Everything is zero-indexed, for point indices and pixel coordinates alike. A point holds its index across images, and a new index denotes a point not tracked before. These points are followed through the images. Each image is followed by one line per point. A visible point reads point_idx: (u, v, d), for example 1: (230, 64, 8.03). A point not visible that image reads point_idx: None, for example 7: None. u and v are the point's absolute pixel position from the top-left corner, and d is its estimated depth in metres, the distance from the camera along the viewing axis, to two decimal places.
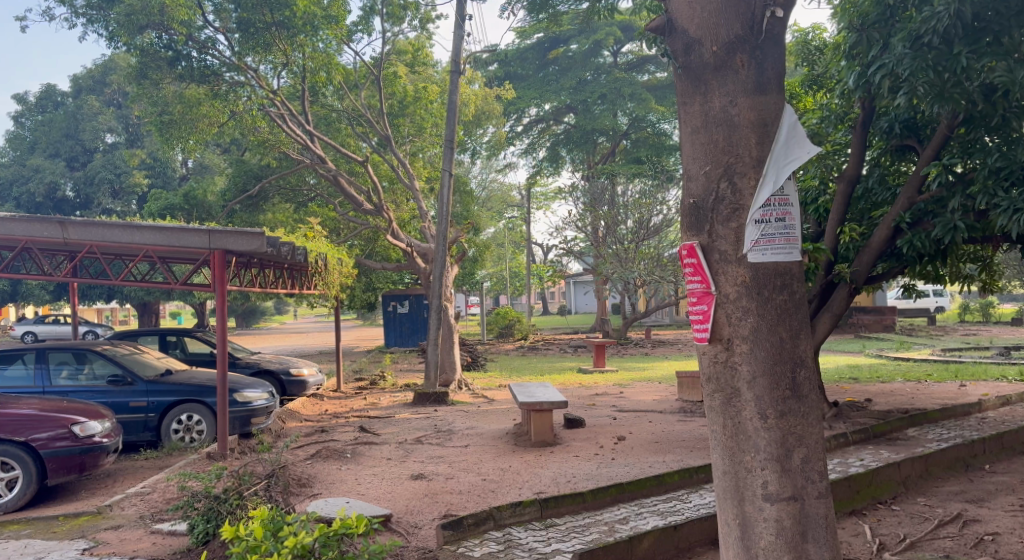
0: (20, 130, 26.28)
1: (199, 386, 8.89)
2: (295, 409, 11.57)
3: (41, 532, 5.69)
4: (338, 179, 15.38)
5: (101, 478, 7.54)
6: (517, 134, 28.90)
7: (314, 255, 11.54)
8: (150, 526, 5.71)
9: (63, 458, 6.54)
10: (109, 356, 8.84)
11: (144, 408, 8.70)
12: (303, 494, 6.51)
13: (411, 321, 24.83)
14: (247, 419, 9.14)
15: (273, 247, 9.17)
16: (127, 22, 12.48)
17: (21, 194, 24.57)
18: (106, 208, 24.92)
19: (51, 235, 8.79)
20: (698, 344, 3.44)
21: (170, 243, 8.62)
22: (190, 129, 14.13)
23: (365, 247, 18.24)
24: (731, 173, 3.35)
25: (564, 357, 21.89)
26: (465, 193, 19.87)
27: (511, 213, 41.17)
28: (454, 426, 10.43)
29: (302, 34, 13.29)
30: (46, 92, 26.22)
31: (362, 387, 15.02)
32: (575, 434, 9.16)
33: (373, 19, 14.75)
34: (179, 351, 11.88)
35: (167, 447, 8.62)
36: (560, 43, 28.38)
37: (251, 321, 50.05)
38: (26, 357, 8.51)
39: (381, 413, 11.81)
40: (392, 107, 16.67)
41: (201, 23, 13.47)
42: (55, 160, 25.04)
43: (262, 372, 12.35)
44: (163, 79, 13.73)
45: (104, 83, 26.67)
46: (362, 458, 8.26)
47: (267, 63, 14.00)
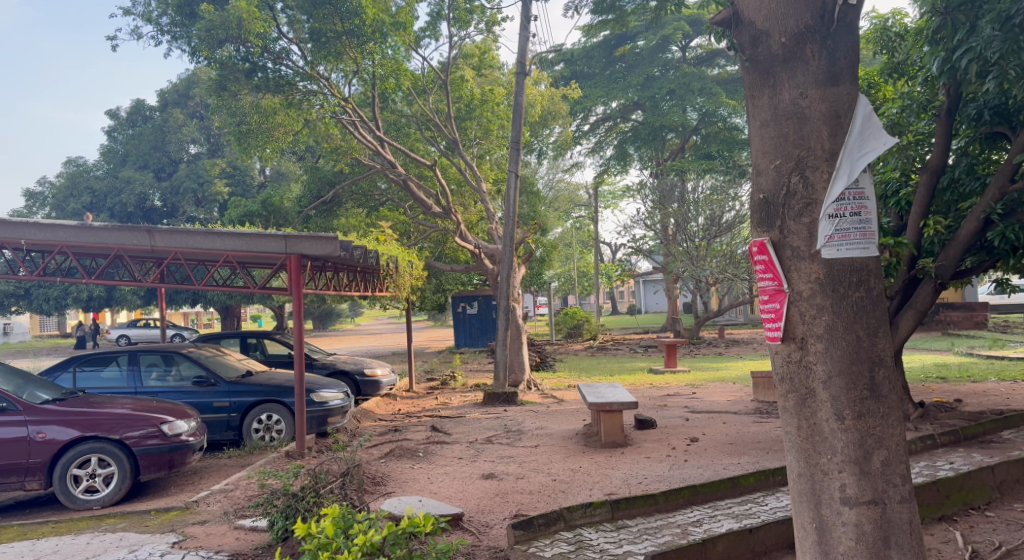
0: (112, 144, 27.72)
1: (278, 387, 9.23)
2: (368, 409, 11.85)
3: (134, 526, 6.01)
4: (407, 183, 15.71)
5: (189, 475, 7.93)
6: (584, 133, 28.86)
7: (385, 258, 11.73)
8: (234, 522, 5.95)
9: (153, 455, 6.91)
10: (194, 358, 9.27)
11: (227, 408, 9.08)
12: (378, 492, 6.66)
13: (480, 322, 25.04)
14: (324, 419, 9.41)
15: (346, 251, 9.38)
16: (207, 37, 13.13)
17: (114, 205, 26.05)
18: (190, 216, 26.19)
19: (139, 243, 9.29)
20: (771, 343, 3.34)
21: (249, 248, 8.95)
22: (267, 137, 14.88)
23: (434, 249, 18.51)
24: (802, 167, 3.24)
25: (634, 358, 21.70)
26: (532, 193, 19.93)
27: (578, 212, 41.01)
28: (524, 426, 10.45)
29: (372, 41, 13.63)
30: (135, 107, 27.60)
31: (432, 388, 15.23)
32: (647, 435, 9.04)
33: (440, 24, 15.05)
34: (259, 353, 12.34)
35: (248, 446, 8.98)
36: (627, 40, 28.06)
37: (327, 323, 51.83)
38: (120, 359, 9.02)
39: (452, 412, 11.97)
40: (459, 111, 16.95)
41: (276, 35, 14.01)
42: (144, 171, 26.47)
43: (337, 373, 12.69)
44: (241, 90, 14.31)
45: (188, 96, 27.81)
46: (434, 457, 8.39)
47: (337, 72, 14.40)
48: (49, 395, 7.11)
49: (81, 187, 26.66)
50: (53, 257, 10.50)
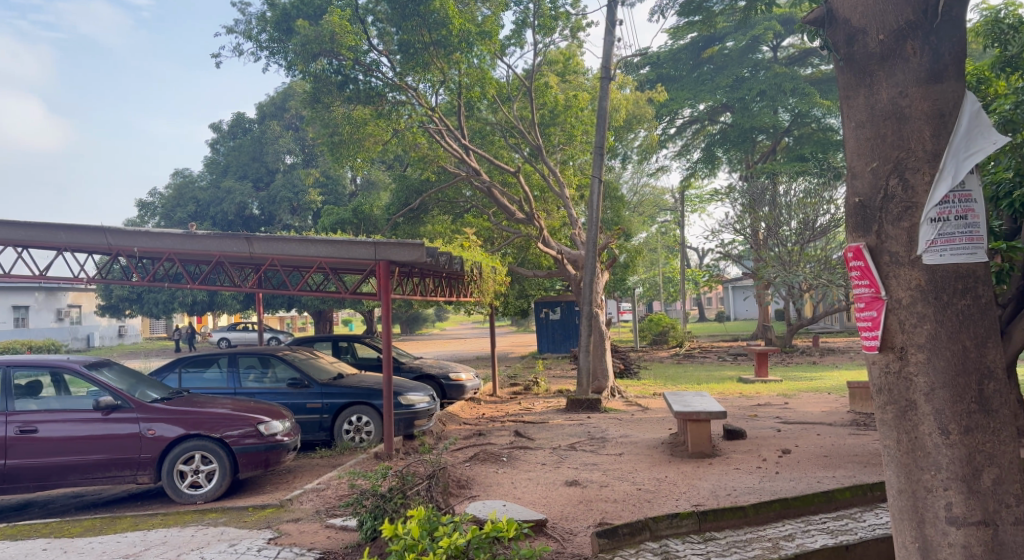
0: (215, 155, 29.32)
1: (367, 389, 9.52)
2: (454, 413, 12.04)
3: (235, 521, 6.33)
4: (492, 190, 15.91)
5: (284, 474, 8.29)
6: (670, 136, 28.41)
7: (470, 263, 11.89)
8: (325, 520, 6.17)
9: (251, 454, 7.27)
10: (289, 360, 9.68)
11: (319, 409, 9.43)
12: (462, 496, 6.75)
13: (563, 328, 25.00)
14: (410, 422, 9.62)
15: (433, 257, 9.56)
16: (303, 51, 13.73)
17: (216, 213, 27.59)
18: (286, 224, 27.38)
19: (239, 250, 9.76)
20: (867, 353, 3.17)
21: (340, 255, 9.27)
22: (358, 147, 15.31)
23: (517, 255, 18.64)
24: (901, 169, 3.08)
25: (722, 366, 21.13)
26: (616, 198, 19.76)
27: (664, 217, 40.34)
28: (608, 433, 10.34)
29: (458, 51, 13.93)
30: (236, 120, 29.11)
31: (516, 393, 15.33)
32: (736, 446, 8.77)
33: (525, 32, 15.16)
34: (350, 356, 12.76)
35: (339, 446, 9.30)
36: (716, 41, 27.41)
37: (414, 328, 53.01)
38: (220, 361, 9.55)
39: (536, 418, 11.98)
40: (543, 117, 17.03)
41: (367, 48, 14.49)
42: (244, 182, 27.89)
43: (423, 376, 12.96)
44: (334, 102, 14.88)
45: (284, 108, 29.09)
46: (518, 462, 8.43)
47: (425, 82, 14.74)
48: (158, 394, 7.59)
49: (188, 198, 28.37)
50: (162, 263, 11.21)
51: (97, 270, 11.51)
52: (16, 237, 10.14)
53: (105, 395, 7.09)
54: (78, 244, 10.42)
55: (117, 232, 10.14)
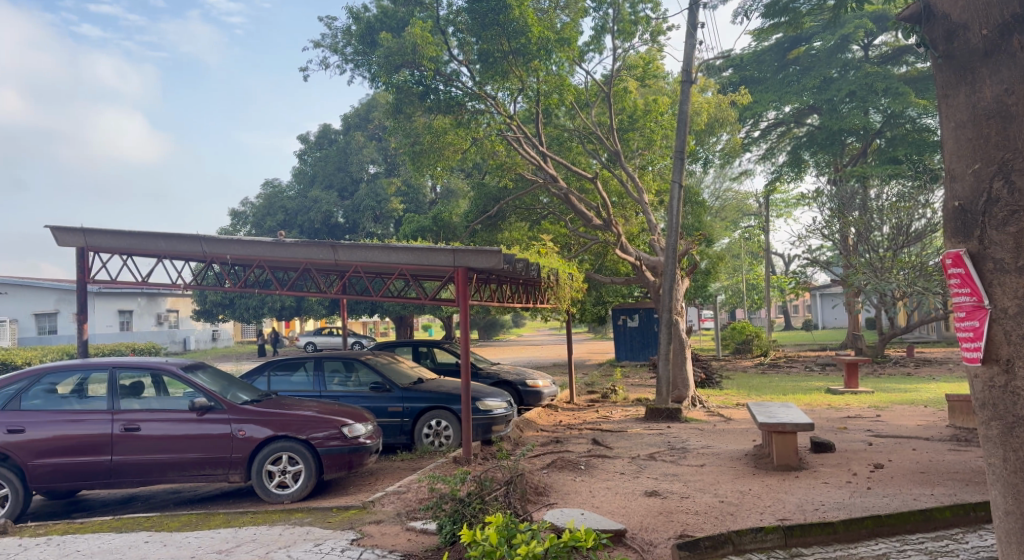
0: (303, 166, 30.47)
1: (446, 394, 9.66)
2: (531, 419, 12.06)
3: (320, 521, 6.54)
4: (569, 197, 15.88)
5: (366, 476, 8.50)
6: (754, 140, 27.67)
7: (548, 270, 11.90)
8: (406, 523, 6.30)
9: (335, 455, 7.50)
10: (371, 365, 9.95)
11: (400, 413, 9.63)
12: (540, 503, 6.75)
13: (642, 335, 24.66)
14: (488, 427, 9.69)
15: (511, 264, 9.61)
16: (386, 63, 14.32)
17: (304, 222, 28.72)
18: (369, 231, 28.20)
19: (325, 257, 10.09)
20: (969, 365, 3.02)
21: (421, 262, 9.44)
22: (437, 156, 15.55)
23: (595, 262, 18.52)
24: (1006, 171, 2.92)
25: (810, 376, 20.29)
26: (697, 203, 19.35)
27: (747, 222, 39.26)
28: (688, 443, 10.12)
29: (537, 59, 13.99)
30: (323, 131, 30.19)
31: (594, 401, 15.21)
32: (824, 459, 8.42)
33: (604, 37, 15.09)
34: (429, 361, 12.98)
35: (419, 450, 9.46)
36: (802, 41, 26.52)
37: (492, 334, 53.45)
38: (306, 365, 9.91)
39: (614, 426, 11.86)
40: (622, 122, 16.89)
41: (447, 58, 14.77)
42: (330, 191, 28.90)
43: (501, 382, 13.03)
44: (415, 112, 15.22)
45: (368, 119, 29.94)
46: (596, 471, 8.36)
47: (503, 90, 14.91)
48: (248, 396, 7.94)
49: (277, 207, 29.59)
50: (253, 270, 11.71)
51: (194, 277, 12.13)
52: (121, 245, 10.81)
53: (200, 396, 7.48)
54: (176, 252, 11.03)
55: (211, 240, 10.66)
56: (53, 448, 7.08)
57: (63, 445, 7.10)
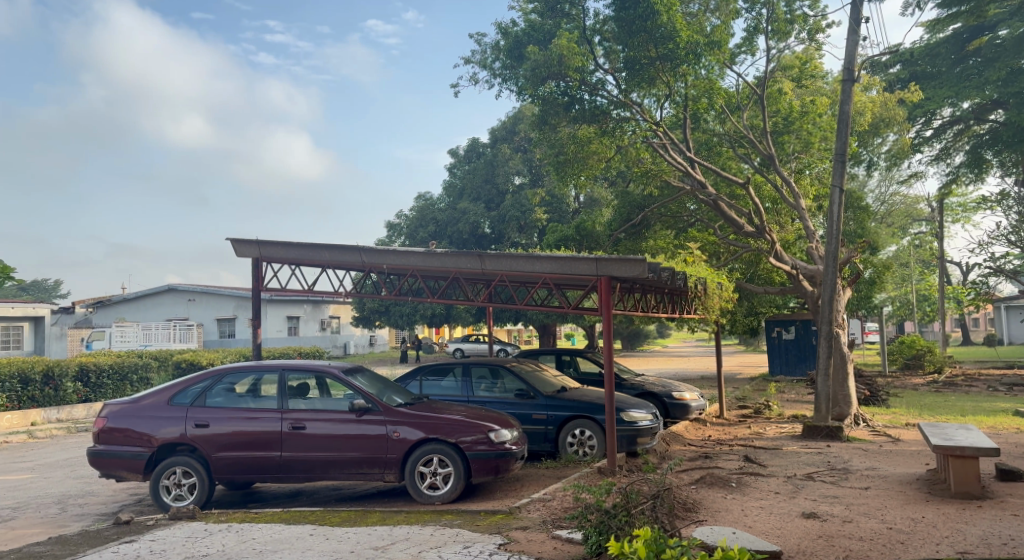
0: (453, 179, 31.71)
1: (591, 403, 9.64)
2: (678, 433, 11.74)
3: (468, 524, 6.73)
4: (718, 203, 15.40)
5: (512, 482, 8.65)
6: (926, 139, 25.48)
7: (695, 279, 11.58)
8: (552, 531, 6.34)
9: (483, 460, 7.70)
10: (517, 372, 10.13)
11: (544, 420, 9.71)
12: (689, 519, 6.54)
13: (797, 348, 23.35)
14: (633, 439, 9.54)
15: (656, 273, 9.41)
16: (533, 76, 14.45)
17: (453, 233, 29.90)
18: (514, 241, 28.71)
19: (472, 267, 10.40)
20: None
21: (564, 271, 9.48)
22: (582, 165, 15.70)
23: (746, 270, 17.79)
24: None
25: (994, 397, 18.26)
26: (860, 208, 18.09)
27: (918, 228, 36.11)
28: (850, 464, 9.43)
29: (685, 63, 13.68)
30: (472, 145, 31.23)
31: (745, 416, 14.59)
32: (1012, 490, 7.53)
33: (757, 38, 14.50)
34: (573, 370, 12.99)
35: (563, 458, 9.50)
36: (984, 30, 24.06)
37: (636, 344, 52.63)
38: (455, 370, 10.19)
39: (767, 443, 11.29)
40: (776, 126, 16.13)
41: (593, 68, 14.86)
42: (477, 203, 29.86)
43: (647, 394, 12.80)
44: (560, 123, 15.36)
45: (514, 131, 30.56)
46: (748, 489, 7.99)
47: (650, 97, 14.78)
48: (401, 399, 8.35)
49: (428, 218, 30.99)
50: (407, 279, 12.30)
51: (353, 285, 12.94)
52: (291, 256, 11.74)
53: (359, 398, 7.95)
54: (338, 262, 11.83)
55: (369, 250, 11.32)
56: (233, 443, 7.79)
57: (241, 439, 7.79)
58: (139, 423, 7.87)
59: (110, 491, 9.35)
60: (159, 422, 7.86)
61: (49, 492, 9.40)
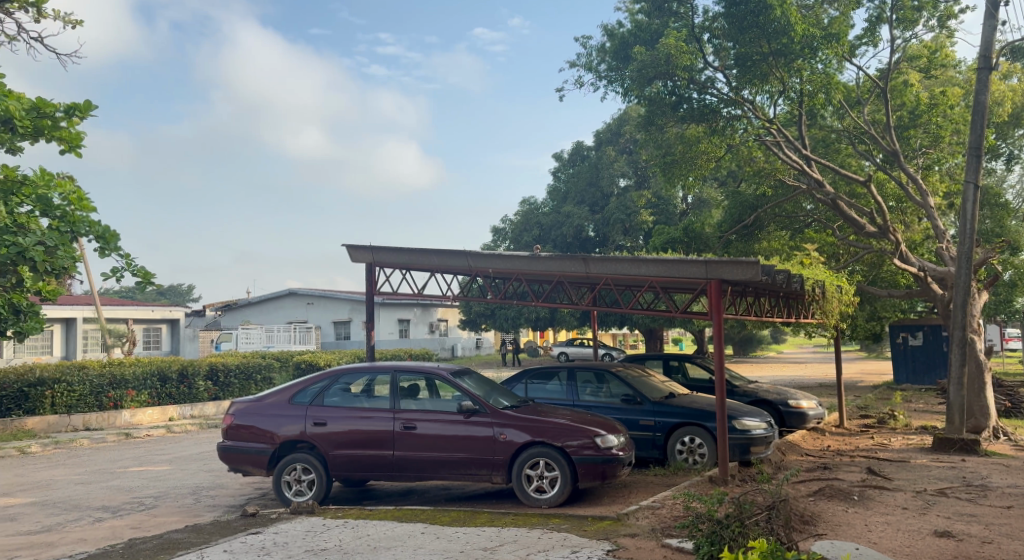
0: (557, 183, 31.82)
1: (700, 410, 9.40)
2: (794, 443, 11.24)
3: (576, 529, 6.71)
4: (837, 203, 14.67)
5: (620, 489, 8.54)
6: None
7: (811, 282, 11.05)
8: (662, 540, 6.21)
9: (590, 464, 7.65)
10: (623, 377, 10.01)
11: (652, 427, 9.54)
12: (808, 532, 6.24)
13: (927, 355, 21.82)
14: (746, 448, 9.20)
15: (770, 275, 9.03)
16: (639, 76, 14.32)
17: (557, 237, 30.01)
18: (619, 244, 28.41)
19: (577, 270, 10.36)
20: None
21: (672, 274, 9.26)
22: (690, 166, 15.35)
23: (868, 273, 16.83)
24: None
25: None
26: (998, 205, 16.72)
27: None
28: (990, 481, 8.70)
29: (801, 58, 13.12)
30: (576, 149, 31.24)
31: (868, 426, 13.79)
32: None
33: (880, 28, 13.70)
34: (682, 376, 12.69)
35: (672, 466, 9.30)
36: None
37: (748, 350, 50.75)
38: (560, 375, 10.23)
39: (894, 456, 10.61)
40: (901, 120, 15.19)
41: (702, 66, 14.52)
42: (581, 206, 29.83)
43: (760, 401, 12.31)
44: (668, 123, 15.12)
45: (619, 133, 30.26)
46: (872, 503, 7.53)
47: (762, 95, 14.41)
48: (507, 402, 8.44)
49: (532, 222, 31.26)
50: (512, 282, 12.42)
51: (461, 289, 13.21)
52: (401, 260, 12.12)
53: (466, 400, 8.09)
54: (446, 266, 12.10)
55: (475, 254, 11.51)
56: (348, 441, 8.12)
57: (356, 438, 8.12)
58: (263, 420, 8.35)
59: (239, 485, 9.97)
60: (281, 419, 8.31)
61: (185, 484, 10.14)
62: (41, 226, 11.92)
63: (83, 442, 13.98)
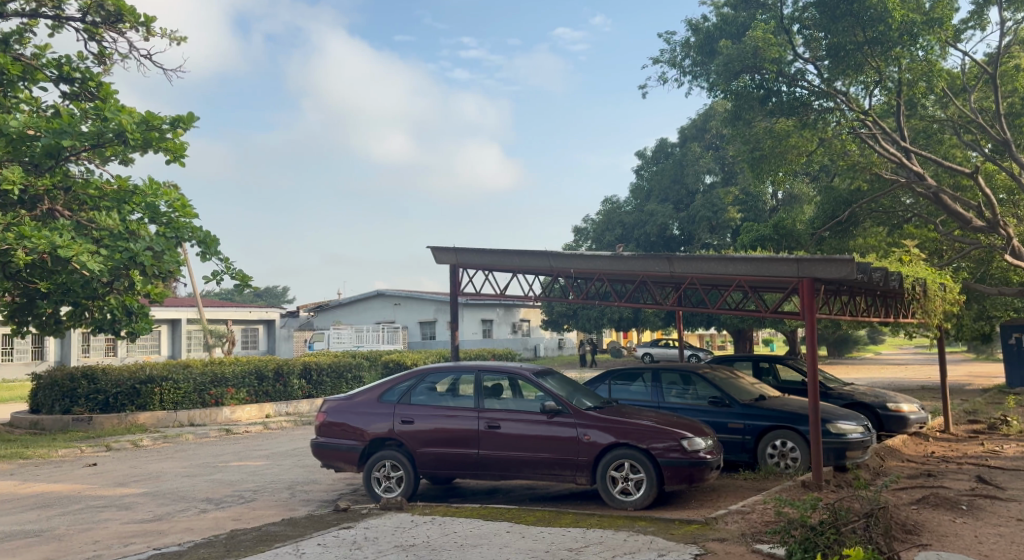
0: (641, 181, 31.33)
1: (792, 413, 9.11)
2: (895, 448, 10.71)
3: (663, 532, 6.64)
4: (940, 196, 13.96)
5: (708, 492, 8.39)
6: None
7: (912, 280, 10.50)
8: (752, 545, 6.07)
9: (676, 467, 7.55)
10: (710, 379, 9.81)
11: (741, 430, 9.31)
12: (910, 542, 5.95)
13: None
14: (843, 453, 8.85)
15: (867, 274, 8.64)
16: (724, 71, 14.42)
17: (641, 236, 29.69)
18: (705, 242, 27.88)
19: (661, 270, 10.24)
20: None
21: (762, 273, 9.00)
22: (779, 161, 14.68)
23: (975, 269, 15.88)
24: None
25: None
26: None
27: None
28: None
29: (899, 45, 12.66)
30: (660, 145, 30.77)
31: (977, 432, 12.98)
32: None
33: (989, 10, 12.92)
34: (772, 378, 12.32)
35: (763, 470, 9.04)
36: None
37: (843, 350, 48.59)
38: (644, 376, 10.11)
39: (1007, 463, 9.95)
40: (1012, 107, 14.31)
41: (792, 58, 14.14)
42: (666, 204, 29.39)
43: (857, 405, 11.80)
44: (755, 117, 14.92)
45: (705, 129, 29.61)
46: (981, 514, 7.10)
47: (856, 85, 14.21)
48: (591, 403, 8.43)
49: (615, 222, 30.99)
50: (595, 283, 12.39)
51: (543, 289, 13.27)
52: (485, 262, 12.30)
53: (550, 400, 8.14)
54: (528, 266, 12.19)
55: (558, 255, 11.55)
56: (434, 440, 8.31)
57: (442, 436, 8.29)
58: (353, 417, 8.65)
59: (331, 480, 10.37)
60: (370, 417, 8.59)
61: (281, 478, 10.63)
62: (150, 232, 12.74)
63: (189, 437, 14.86)
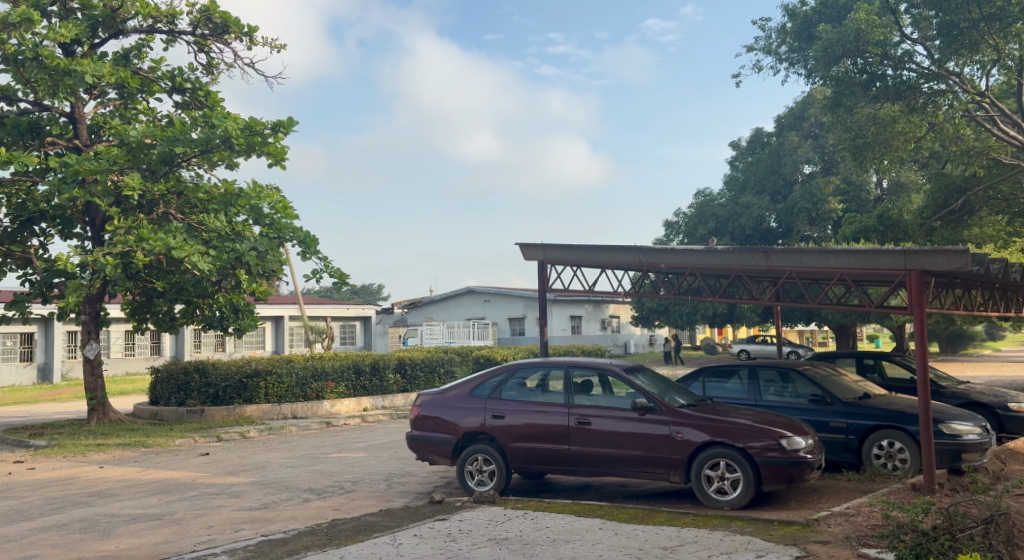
0: (736, 172, 30.55)
1: (901, 412, 8.69)
2: (1017, 451, 10.02)
3: (761, 533, 6.48)
4: None
5: (809, 493, 8.11)
6: None
7: None
8: (858, 549, 5.85)
9: (775, 467, 7.35)
10: (810, 376, 9.48)
11: (844, 429, 8.94)
12: None
13: None
14: (958, 454, 8.36)
15: (982, 265, 8.06)
16: (825, 55, 14.42)
17: (735, 229, 28.90)
18: (805, 235, 26.90)
19: (757, 263, 9.93)
20: None
21: (866, 266, 8.58)
22: (885, 149, 14.17)
23: None
24: None
25: None
26: None
27: None
28: None
29: (1020, 21, 12.63)
30: (755, 135, 29.89)
31: None
32: None
33: None
34: (877, 375, 11.75)
35: (869, 472, 8.66)
36: None
37: (958, 347, 45.61)
38: (740, 374, 9.87)
39: None
40: None
41: (898, 38, 13.48)
42: (762, 196, 28.47)
43: (973, 405, 11.08)
44: (858, 104, 14.62)
45: (803, 117, 28.65)
46: None
47: (972, 65, 13.75)
48: (684, 400, 8.32)
49: (708, 215, 30.28)
50: (687, 278, 12.17)
51: (633, 285, 13.14)
52: (574, 258, 12.30)
53: (641, 397, 8.09)
54: (618, 262, 12.10)
55: (648, 250, 11.40)
56: (526, 434, 8.42)
57: (534, 431, 8.39)
58: (447, 412, 8.88)
59: (426, 473, 10.67)
60: (463, 411, 8.79)
61: (378, 470, 11.02)
62: (254, 233, 13.49)
63: (292, 429, 15.61)
